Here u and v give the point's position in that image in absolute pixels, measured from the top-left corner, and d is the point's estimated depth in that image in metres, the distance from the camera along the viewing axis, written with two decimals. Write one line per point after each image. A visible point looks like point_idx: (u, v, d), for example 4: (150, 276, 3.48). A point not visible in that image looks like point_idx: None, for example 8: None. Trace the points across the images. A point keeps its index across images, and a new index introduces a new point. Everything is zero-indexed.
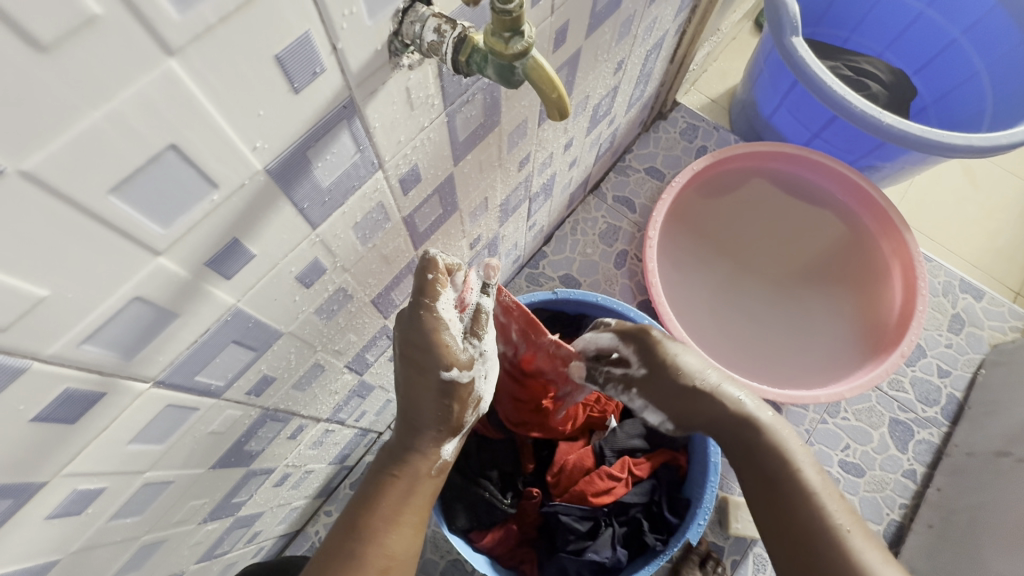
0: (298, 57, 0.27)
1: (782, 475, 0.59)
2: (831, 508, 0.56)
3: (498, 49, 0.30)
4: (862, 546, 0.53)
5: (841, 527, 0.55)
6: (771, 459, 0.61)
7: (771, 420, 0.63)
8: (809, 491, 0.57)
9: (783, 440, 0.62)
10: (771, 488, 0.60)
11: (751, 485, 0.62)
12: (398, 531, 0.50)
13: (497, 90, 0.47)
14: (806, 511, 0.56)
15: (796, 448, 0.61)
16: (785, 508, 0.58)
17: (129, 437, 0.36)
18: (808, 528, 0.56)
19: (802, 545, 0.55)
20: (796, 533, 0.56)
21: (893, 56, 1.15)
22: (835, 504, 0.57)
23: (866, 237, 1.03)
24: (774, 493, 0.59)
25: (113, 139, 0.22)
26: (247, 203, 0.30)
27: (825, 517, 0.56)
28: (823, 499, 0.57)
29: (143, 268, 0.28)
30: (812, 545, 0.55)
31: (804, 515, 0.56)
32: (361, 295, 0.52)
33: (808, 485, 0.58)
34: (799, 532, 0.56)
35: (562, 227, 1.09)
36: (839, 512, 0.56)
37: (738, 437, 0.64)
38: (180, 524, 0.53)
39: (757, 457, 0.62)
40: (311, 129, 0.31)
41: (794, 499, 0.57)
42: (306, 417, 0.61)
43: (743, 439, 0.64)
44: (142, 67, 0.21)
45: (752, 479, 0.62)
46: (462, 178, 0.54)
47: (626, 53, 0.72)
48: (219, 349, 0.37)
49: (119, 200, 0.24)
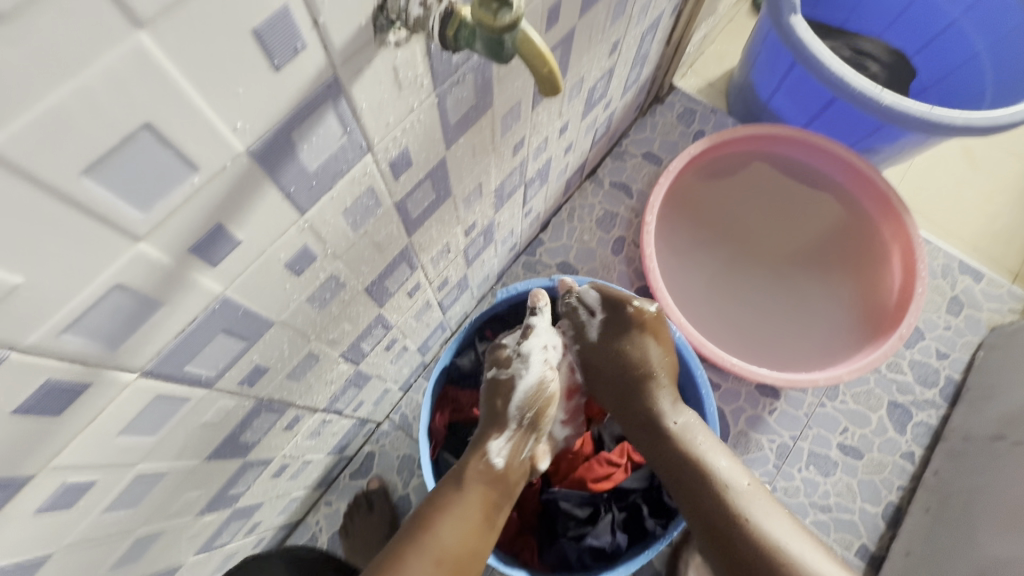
0: (277, 31, 0.26)
1: (693, 472, 0.65)
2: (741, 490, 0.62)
3: (487, 21, 0.29)
4: (769, 517, 0.60)
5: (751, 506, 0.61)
6: (690, 467, 0.65)
7: (684, 425, 0.69)
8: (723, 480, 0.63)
9: (695, 445, 0.67)
10: (691, 490, 0.65)
11: (677, 491, 0.66)
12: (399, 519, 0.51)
13: (488, 71, 0.46)
14: (713, 500, 0.63)
15: (704, 449, 0.67)
16: (699, 504, 0.64)
17: (119, 429, 0.35)
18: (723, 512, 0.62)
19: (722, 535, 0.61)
20: (712, 528, 0.62)
21: (893, 36, 1.13)
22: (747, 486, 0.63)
23: (865, 220, 1.02)
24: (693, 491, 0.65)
25: (84, 117, 0.21)
26: (230, 187, 0.29)
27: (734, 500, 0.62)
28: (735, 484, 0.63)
29: (123, 255, 0.27)
30: (721, 524, 0.61)
31: (717, 507, 0.62)
32: (354, 283, 0.51)
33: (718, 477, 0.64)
34: (718, 520, 0.62)
35: (559, 213, 1.08)
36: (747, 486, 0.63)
37: (657, 446, 0.70)
38: (177, 516, 0.52)
39: (674, 467, 0.67)
40: (295, 109, 0.30)
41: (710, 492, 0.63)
42: (302, 407, 0.60)
43: (663, 452, 0.69)
44: (110, 41, 0.20)
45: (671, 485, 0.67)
46: (455, 163, 0.52)
47: (622, 33, 0.71)
48: (208, 339, 0.37)
49: (92, 182, 0.23)
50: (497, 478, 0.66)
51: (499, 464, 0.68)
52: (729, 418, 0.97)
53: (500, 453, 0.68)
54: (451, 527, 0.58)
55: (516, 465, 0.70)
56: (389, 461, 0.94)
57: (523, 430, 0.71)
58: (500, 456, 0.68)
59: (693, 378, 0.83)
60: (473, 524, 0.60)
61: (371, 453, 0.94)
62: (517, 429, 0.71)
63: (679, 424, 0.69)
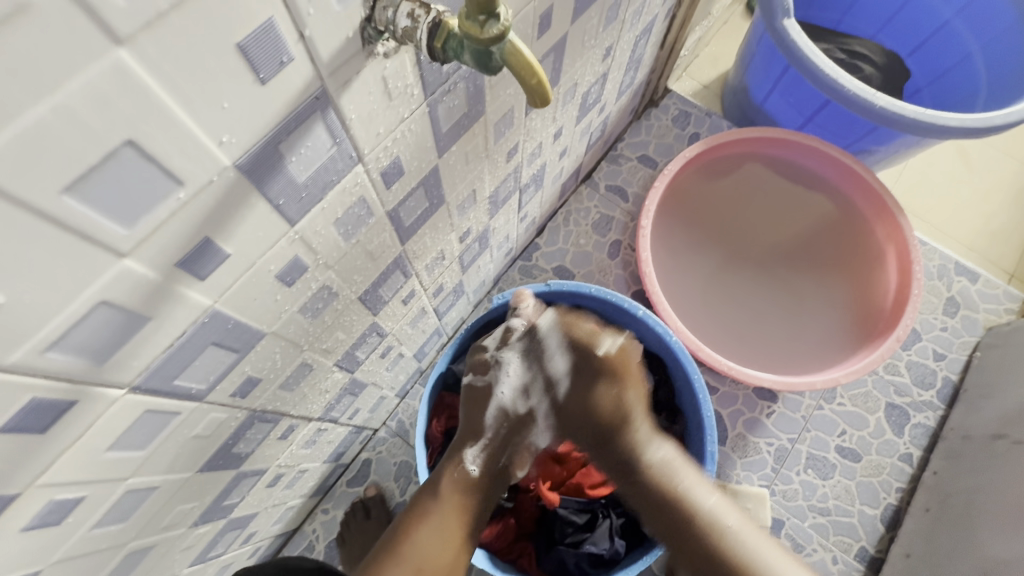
0: (262, 45, 0.25)
1: (681, 514, 0.61)
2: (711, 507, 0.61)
3: (474, 33, 0.29)
4: (761, 546, 0.58)
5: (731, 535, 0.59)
6: (673, 506, 0.62)
7: (663, 457, 0.65)
8: (691, 505, 0.61)
9: (676, 479, 0.64)
10: (687, 537, 0.61)
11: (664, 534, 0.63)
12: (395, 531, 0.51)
13: (479, 79, 0.46)
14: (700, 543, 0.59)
15: (688, 483, 0.63)
16: (704, 552, 0.59)
17: (108, 444, 0.35)
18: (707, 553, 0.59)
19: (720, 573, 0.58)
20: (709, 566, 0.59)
21: (886, 38, 1.13)
22: (737, 522, 0.60)
23: (860, 222, 1.02)
24: (685, 537, 0.61)
25: (64, 133, 0.21)
26: (217, 200, 0.29)
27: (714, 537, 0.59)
28: (700, 500, 0.62)
29: (108, 272, 0.26)
30: (725, 572, 0.57)
31: (720, 554, 0.58)
32: (347, 292, 0.50)
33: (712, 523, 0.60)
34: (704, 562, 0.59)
35: (555, 218, 1.08)
36: (740, 527, 0.60)
37: (639, 485, 0.65)
38: (169, 528, 0.52)
39: (666, 513, 0.62)
40: (283, 121, 0.30)
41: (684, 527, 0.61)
42: (296, 416, 0.60)
43: (646, 495, 0.64)
44: (89, 58, 0.20)
45: (664, 531, 0.63)
46: (448, 170, 0.52)
47: (614, 39, 0.70)
48: (199, 351, 0.36)
49: (73, 200, 0.23)
50: (473, 487, 0.67)
51: (475, 472, 0.67)
52: (727, 421, 0.97)
53: (475, 461, 0.68)
54: (428, 543, 0.61)
55: (490, 475, 0.69)
56: (386, 468, 0.94)
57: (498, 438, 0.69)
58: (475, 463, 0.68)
59: (690, 383, 0.83)
60: (453, 537, 0.63)
61: (368, 460, 0.94)
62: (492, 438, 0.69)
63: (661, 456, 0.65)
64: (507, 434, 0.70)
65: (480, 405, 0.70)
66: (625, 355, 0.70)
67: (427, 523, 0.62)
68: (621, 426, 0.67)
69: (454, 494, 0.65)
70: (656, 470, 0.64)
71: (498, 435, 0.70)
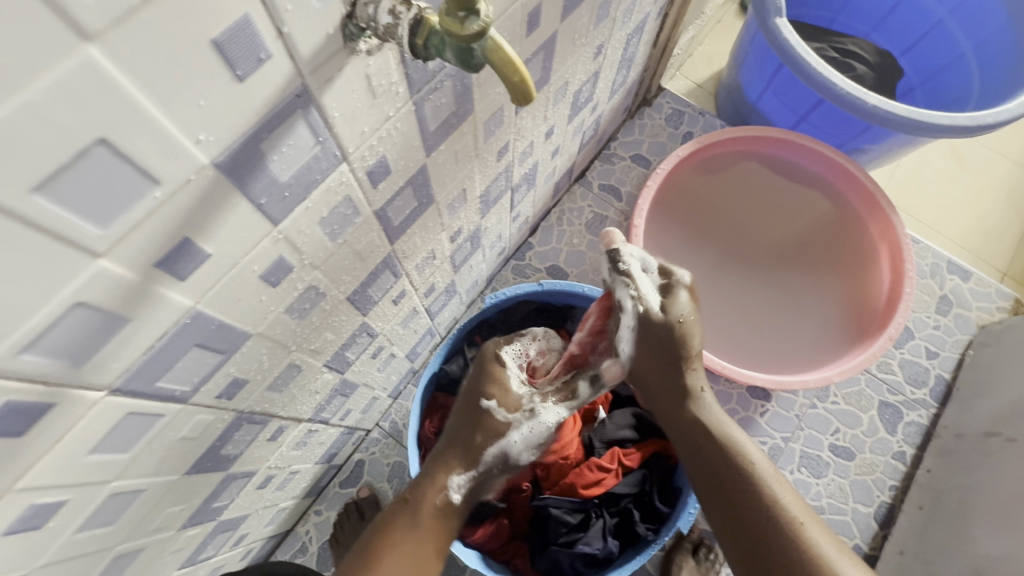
0: (238, 41, 0.25)
1: (733, 467, 0.60)
2: (763, 471, 0.60)
3: (455, 30, 0.28)
4: (811, 526, 0.56)
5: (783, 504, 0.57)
6: (726, 459, 0.61)
7: (716, 417, 0.64)
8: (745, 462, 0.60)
9: (730, 433, 0.63)
10: (734, 489, 0.59)
11: (708, 486, 0.61)
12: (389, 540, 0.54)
13: (467, 77, 0.45)
14: (753, 499, 0.58)
15: (747, 448, 0.62)
16: (749, 513, 0.57)
17: (89, 447, 0.34)
18: (754, 509, 0.57)
19: (762, 540, 0.56)
20: (751, 527, 0.57)
21: (880, 37, 1.13)
22: (787, 497, 0.58)
23: (854, 220, 1.02)
24: (731, 493, 0.59)
25: (33, 132, 0.20)
26: (196, 200, 0.29)
27: (767, 497, 0.58)
28: (756, 461, 0.60)
29: (84, 272, 0.26)
30: (770, 536, 0.56)
31: (769, 519, 0.56)
32: (335, 292, 0.50)
33: (763, 485, 0.58)
34: (751, 519, 0.57)
35: (548, 217, 1.08)
36: (791, 504, 0.58)
37: (692, 430, 0.64)
38: (157, 532, 0.51)
39: (716, 466, 0.61)
40: (263, 119, 0.29)
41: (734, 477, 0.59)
42: (286, 418, 0.60)
43: (698, 444, 0.63)
44: (57, 54, 0.19)
45: (707, 484, 0.61)
46: (437, 169, 0.52)
47: (606, 37, 0.70)
48: (182, 352, 0.36)
49: (45, 199, 0.22)
50: (452, 512, 0.65)
51: (457, 498, 0.66)
52: None
53: (459, 489, 0.66)
54: (401, 568, 0.58)
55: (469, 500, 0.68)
56: (379, 469, 0.93)
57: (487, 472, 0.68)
58: (458, 490, 0.66)
59: None
60: (424, 562, 0.61)
61: (361, 461, 0.94)
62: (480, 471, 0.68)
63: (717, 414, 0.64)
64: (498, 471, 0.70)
65: (485, 433, 0.66)
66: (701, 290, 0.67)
67: (398, 548, 0.60)
68: (687, 369, 0.65)
69: (431, 521, 0.63)
70: (712, 423, 0.63)
71: (488, 472, 0.68)
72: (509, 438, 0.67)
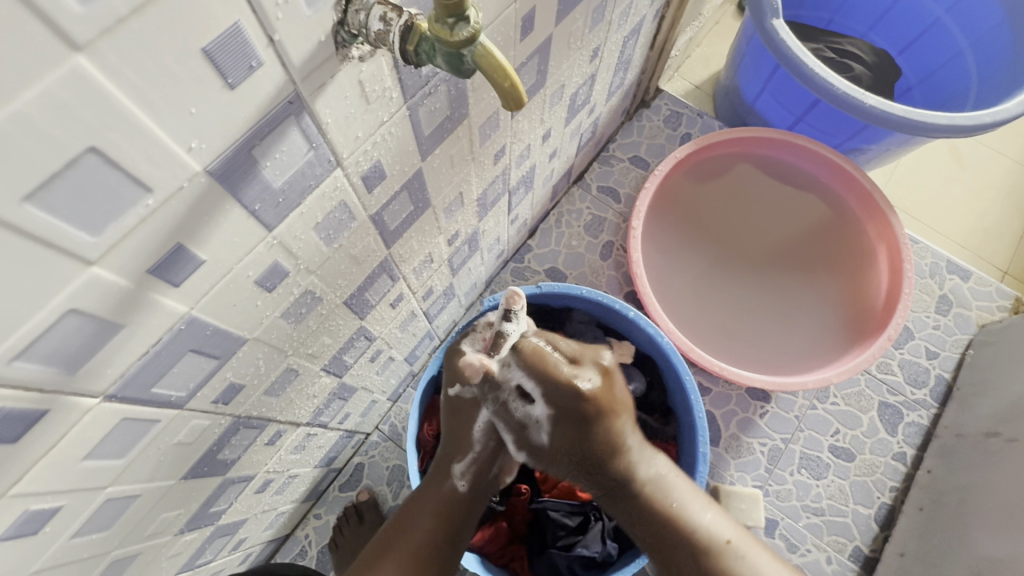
0: (230, 50, 0.25)
1: (675, 533, 0.63)
2: (699, 517, 0.63)
3: (444, 36, 0.28)
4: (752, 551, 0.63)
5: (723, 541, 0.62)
6: (666, 527, 0.63)
7: (656, 474, 0.65)
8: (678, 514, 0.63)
9: (666, 490, 0.65)
10: (679, 552, 0.63)
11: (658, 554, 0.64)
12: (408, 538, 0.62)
13: (461, 82, 0.45)
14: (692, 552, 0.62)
15: (682, 499, 0.65)
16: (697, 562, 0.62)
17: (83, 454, 0.34)
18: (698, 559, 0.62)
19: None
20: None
21: (877, 37, 1.13)
22: (729, 531, 0.64)
23: (852, 221, 1.02)
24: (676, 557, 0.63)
25: (23, 141, 0.20)
26: (189, 206, 0.29)
27: (706, 542, 0.62)
28: (690, 508, 0.64)
29: (76, 279, 0.26)
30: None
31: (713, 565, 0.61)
32: (331, 296, 0.50)
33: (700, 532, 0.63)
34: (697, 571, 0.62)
35: (547, 219, 1.08)
36: (730, 535, 0.63)
37: (628, 506, 0.65)
38: (154, 536, 0.52)
39: (659, 534, 0.64)
40: (255, 127, 0.29)
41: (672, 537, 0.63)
42: (284, 422, 0.60)
43: (641, 516, 0.64)
44: (46, 64, 0.20)
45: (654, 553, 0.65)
46: (432, 174, 0.52)
47: (602, 40, 0.70)
48: (176, 358, 0.36)
49: (36, 208, 0.22)
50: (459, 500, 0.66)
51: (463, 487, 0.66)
52: (720, 422, 0.97)
53: (464, 476, 0.66)
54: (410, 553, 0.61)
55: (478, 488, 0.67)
56: (378, 472, 0.93)
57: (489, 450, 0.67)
58: (464, 479, 0.66)
59: (682, 384, 0.83)
60: (429, 553, 0.62)
61: (361, 464, 0.94)
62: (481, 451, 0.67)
63: (654, 474, 0.65)
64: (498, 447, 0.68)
65: (467, 413, 0.67)
66: (611, 386, 0.64)
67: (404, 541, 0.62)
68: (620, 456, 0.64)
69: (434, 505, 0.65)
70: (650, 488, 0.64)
71: (488, 450, 0.67)
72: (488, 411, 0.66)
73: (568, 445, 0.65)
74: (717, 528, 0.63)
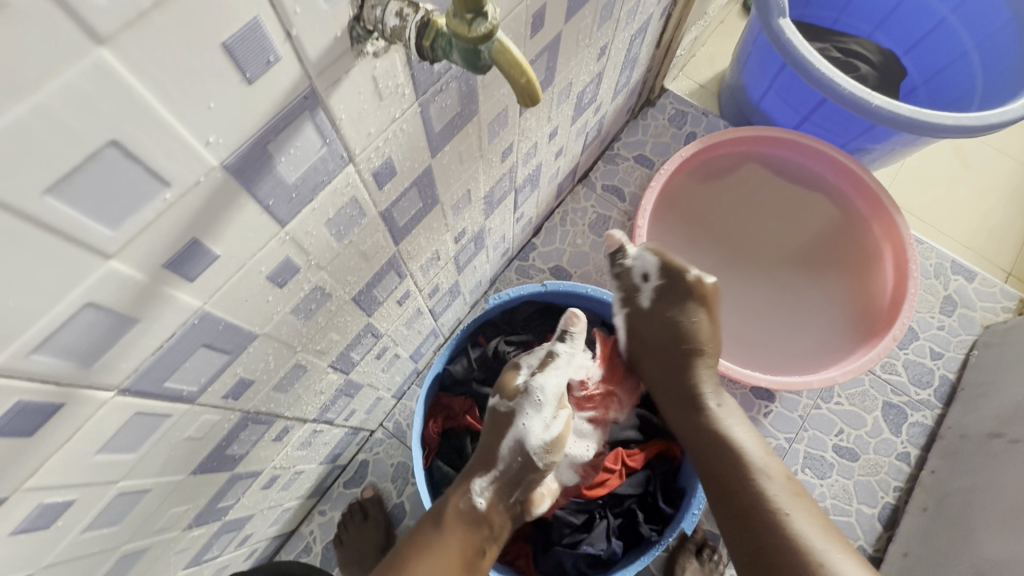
0: (247, 44, 0.25)
1: (731, 467, 0.63)
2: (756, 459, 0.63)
3: (461, 32, 0.29)
4: (793, 507, 0.58)
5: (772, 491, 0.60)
6: (724, 458, 0.65)
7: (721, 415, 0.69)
8: (735, 449, 0.64)
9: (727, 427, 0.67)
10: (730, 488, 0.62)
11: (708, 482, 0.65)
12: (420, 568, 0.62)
13: (472, 78, 0.45)
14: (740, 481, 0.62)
15: (744, 440, 0.65)
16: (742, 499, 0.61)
17: (96, 448, 0.34)
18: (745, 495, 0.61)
19: (757, 537, 0.57)
20: (753, 526, 0.58)
21: (883, 36, 1.13)
22: (780, 487, 0.60)
23: (858, 221, 1.02)
24: (727, 495, 0.62)
25: (45, 135, 0.21)
26: (205, 201, 0.29)
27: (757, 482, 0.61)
28: (748, 447, 0.64)
29: (93, 274, 0.26)
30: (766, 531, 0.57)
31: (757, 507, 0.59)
32: (340, 293, 0.50)
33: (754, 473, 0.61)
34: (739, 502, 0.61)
35: (552, 218, 1.08)
36: (780, 492, 0.60)
37: (695, 434, 0.69)
38: (162, 531, 0.52)
39: (715, 467, 0.65)
40: (271, 122, 0.29)
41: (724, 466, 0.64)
42: (291, 418, 0.60)
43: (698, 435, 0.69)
44: (70, 57, 0.20)
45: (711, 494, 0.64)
46: (442, 170, 0.52)
47: (609, 38, 0.70)
48: (189, 353, 0.36)
49: (57, 201, 0.23)
50: (479, 519, 0.68)
51: (481, 505, 0.69)
52: None
53: (483, 493, 0.69)
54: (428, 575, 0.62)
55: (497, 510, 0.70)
56: (383, 469, 0.93)
57: (510, 472, 0.71)
58: (482, 496, 0.69)
59: None
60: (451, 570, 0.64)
61: (365, 461, 0.94)
62: (504, 471, 0.71)
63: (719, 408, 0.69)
64: (520, 467, 0.71)
65: (499, 432, 0.71)
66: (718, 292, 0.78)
67: (428, 556, 0.63)
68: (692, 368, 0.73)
69: (456, 523, 0.67)
70: (716, 423, 0.68)
71: (510, 470, 0.71)
72: (523, 427, 0.71)
73: (663, 339, 0.76)
74: (772, 479, 0.61)
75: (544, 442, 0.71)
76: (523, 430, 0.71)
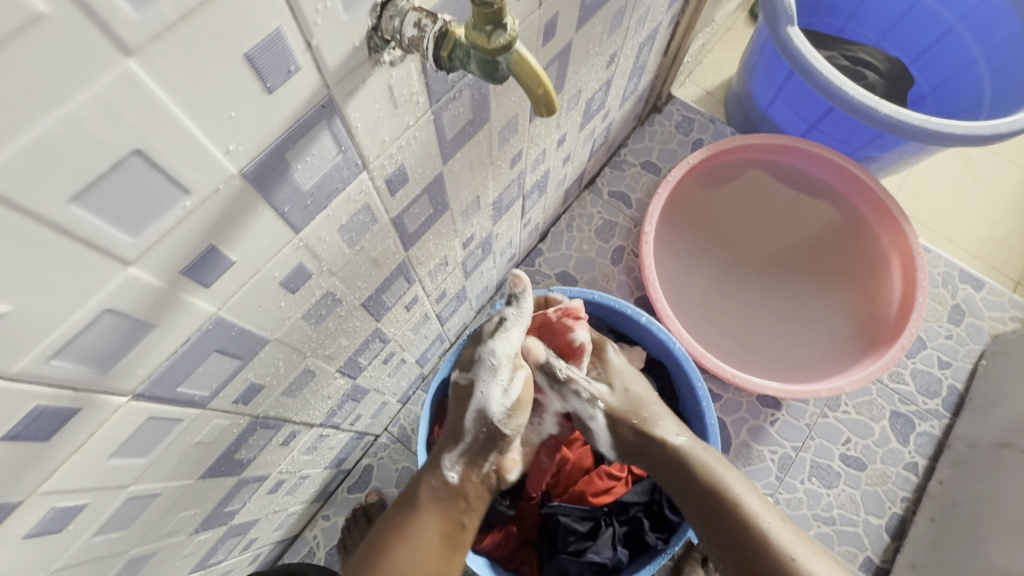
0: (270, 54, 0.25)
1: (739, 529, 0.63)
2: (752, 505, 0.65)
3: (481, 43, 0.29)
4: (805, 554, 0.61)
5: (777, 538, 0.62)
6: (719, 510, 0.65)
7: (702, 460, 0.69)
8: (730, 500, 0.65)
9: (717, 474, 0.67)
10: (748, 550, 0.62)
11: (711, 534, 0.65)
12: (404, 548, 0.61)
13: (485, 86, 0.46)
14: (742, 535, 0.63)
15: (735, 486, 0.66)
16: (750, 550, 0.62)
17: (110, 452, 0.35)
18: (753, 546, 0.62)
19: None
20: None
21: (890, 45, 1.13)
22: (783, 531, 0.63)
23: (865, 229, 1.01)
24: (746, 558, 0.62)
25: (73, 145, 0.21)
26: (223, 208, 0.29)
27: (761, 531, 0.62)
28: (741, 494, 0.65)
29: (113, 280, 0.26)
30: None
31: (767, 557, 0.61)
32: (350, 298, 0.50)
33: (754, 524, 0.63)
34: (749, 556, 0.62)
35: (558, 223, 1.08)
36: (784, 536, 0.62)
37: (685, 484, 0.69)
38: (170, 535, 0.52)
39: (715, 521, 0.65)
40: (289, 130, 0.30)
41: (723, 518, 0.65)
42: (299, 422, 0.60)
43: (688, 487, 0.68)
44: (99, 68, 0.20)
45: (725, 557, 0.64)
46: (453, 177, 0.52)
47: (618, 46, 0.71)
48: (202, 358, 0.36)
49: (81, 210, 0.23)
50: (454, 494, 0.68)
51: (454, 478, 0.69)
52: (730, 429, 0.96)
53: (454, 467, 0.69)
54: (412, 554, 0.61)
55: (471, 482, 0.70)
56: (387, 474, 0.93)
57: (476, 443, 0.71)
58: (454, 470, 0.69)
59: (693, 391, 0.82)
60: (435, 548, 0.63)
61: (370, 466, 0.94)
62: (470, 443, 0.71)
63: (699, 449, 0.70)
64: (487, 437, 0.71)
65: (462, 404, 0.72)
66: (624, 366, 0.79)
67: (409, 537, 0.62)
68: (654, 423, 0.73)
69: (430, 504, 0.66)
70: (703, 474, 0.68)
71: (477, 441, 0.71)
72: (483, 398, 0.71)
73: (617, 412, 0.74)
74: (773, 523, 0.63)
75: (505, 408, 0.71)
76: (483, 399, 0.71)
